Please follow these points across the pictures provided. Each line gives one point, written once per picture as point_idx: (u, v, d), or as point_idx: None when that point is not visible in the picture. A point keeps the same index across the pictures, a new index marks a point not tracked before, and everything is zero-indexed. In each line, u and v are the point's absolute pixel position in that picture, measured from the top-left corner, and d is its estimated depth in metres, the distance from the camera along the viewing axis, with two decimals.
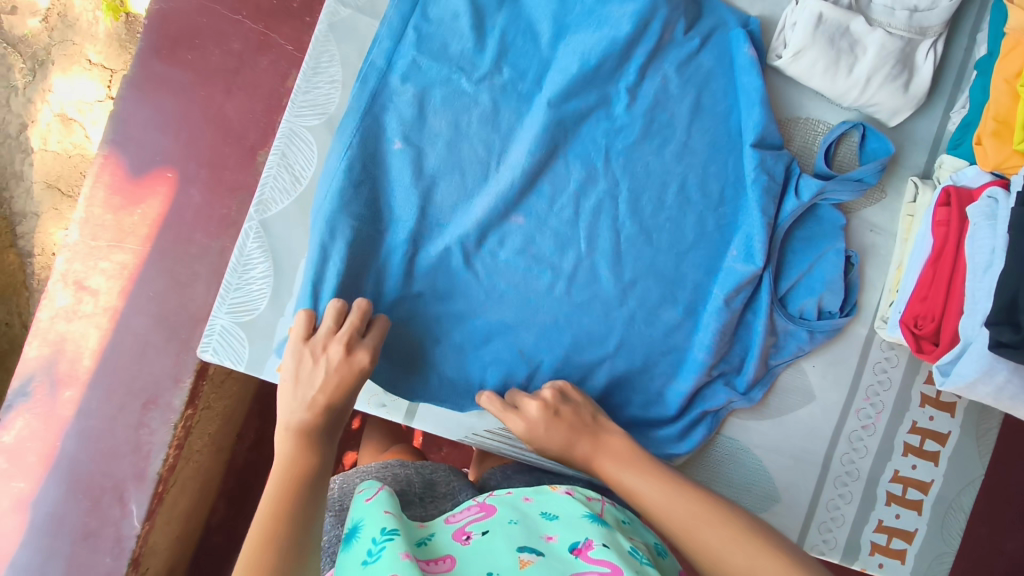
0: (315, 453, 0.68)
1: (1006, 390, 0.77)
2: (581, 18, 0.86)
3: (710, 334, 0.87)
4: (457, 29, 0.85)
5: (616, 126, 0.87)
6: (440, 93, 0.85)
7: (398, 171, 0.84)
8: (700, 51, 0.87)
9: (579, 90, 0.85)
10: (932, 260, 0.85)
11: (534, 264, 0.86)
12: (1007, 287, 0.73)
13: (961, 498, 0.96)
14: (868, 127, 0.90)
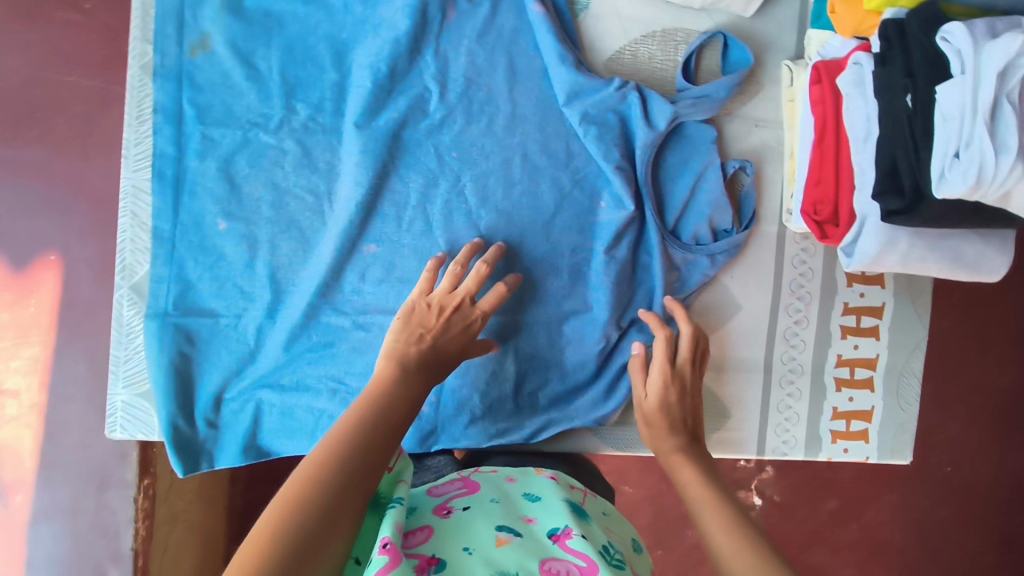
0: (410, 386, 0.67)
1: (913, 252, 0.76)
2: (356, 29, 0.83)
3: (605, 292, 0.85)
4: (233, 87, 0.80)
5: (436, 120, 0.83)
6: (243, 156, 0.80)
7: (232, 252, 0.80)
8: (497, 12, 0.85)
9: (417, 62, 0.83)
10: (816, 142, 0.83)
11: (402, 288, 0.83)
12: (885, 154, 0.72)
13: (911, 364, 0.96)
14: (729, 34, 0.88)
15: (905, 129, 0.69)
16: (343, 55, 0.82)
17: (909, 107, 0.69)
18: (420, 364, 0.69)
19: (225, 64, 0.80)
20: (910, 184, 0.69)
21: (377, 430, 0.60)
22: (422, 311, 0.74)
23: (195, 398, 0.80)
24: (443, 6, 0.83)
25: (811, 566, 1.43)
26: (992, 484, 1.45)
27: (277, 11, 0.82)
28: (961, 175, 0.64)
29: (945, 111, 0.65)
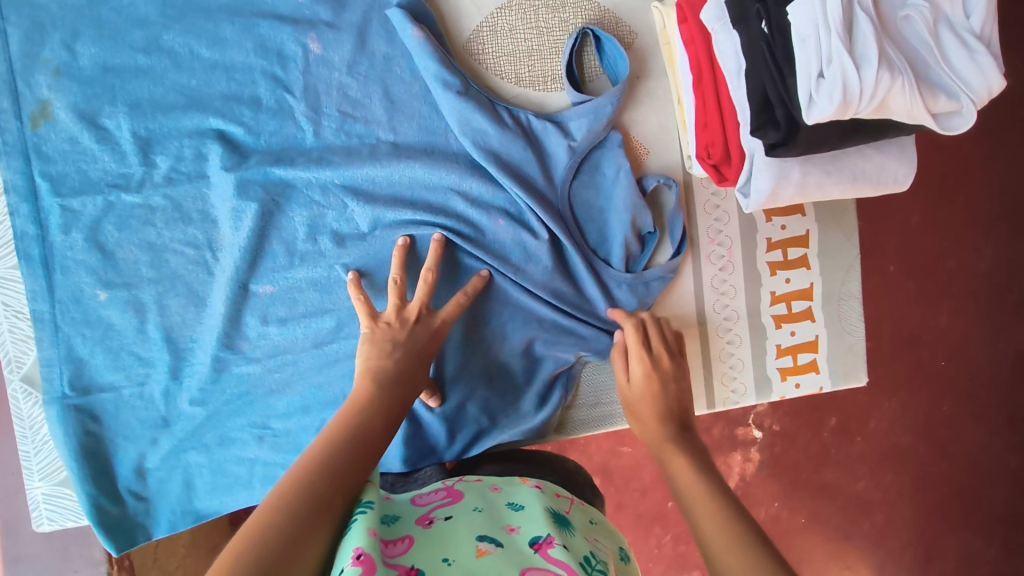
0: (385, 407, 0.67)
1: (809, 181, 0.72)
2: (206, 71, 0.78)
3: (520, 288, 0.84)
4: (85, 151, 0.76)
5: (315, 156, 0.80)
6: (109, 221, 0.77)
7: (119, 320, 0.77)
8: (368, 40, 0.81)
9: (283, 100, 0.79)
10: (695, 84, 0.78)
11: (308, 322, 0.81)
12: (756, 85, 0.66)
13: (848, 286, 0.93)
14: (599, 31, 0.84)
15: (766, 55, 0.65)
16: (197, 100, 0.78)
17: (766, 33, 0.64)
18: (394, 380, 0.70)
19: (72, 129, 0.76)
20: (783, 114, 0.65)
21: (351, 456, 0.60)
22: (381, 330, 0.74)
23: (116, 473, 0.79)
24: (302, 41, 0.79)
25: (824, 486, 1.43)
26: (986, 368, 1.43)
27: (113, 63, 0.76)
28: (829, 93, 0.60)
29: (800, 31, 0.61)
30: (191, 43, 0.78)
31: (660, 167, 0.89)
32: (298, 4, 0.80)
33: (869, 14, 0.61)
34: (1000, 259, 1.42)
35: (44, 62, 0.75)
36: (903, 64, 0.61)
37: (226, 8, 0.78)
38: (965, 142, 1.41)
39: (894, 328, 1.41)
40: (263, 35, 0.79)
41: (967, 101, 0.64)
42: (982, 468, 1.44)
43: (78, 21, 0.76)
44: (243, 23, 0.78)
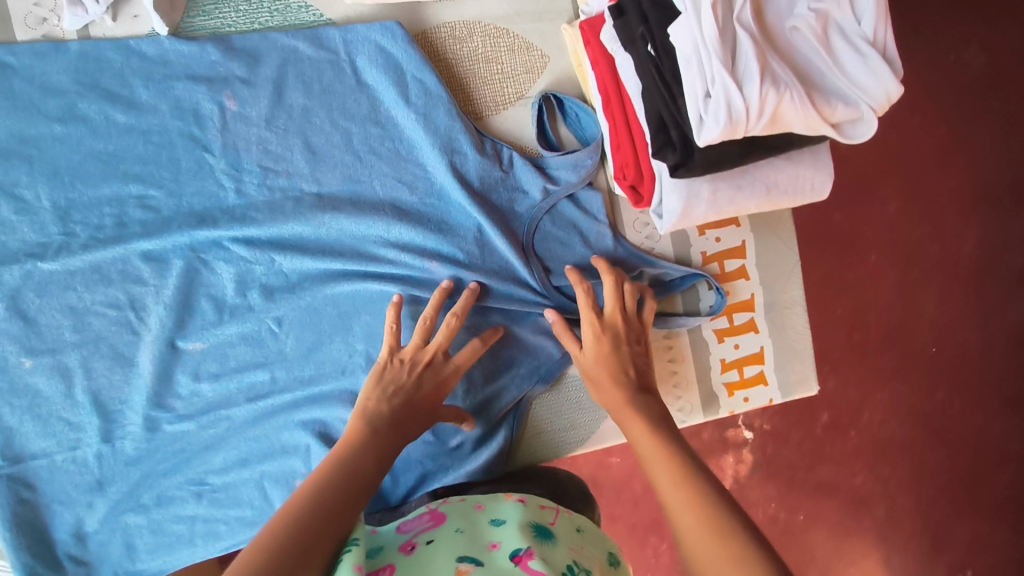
0: (377, 452, 0.66)
1: (721, 196, 0.70)
2: (122, 137, 0.77)
3: (462, 329, 0.84)
4: (3, 223, 0.75)
5: (238, 213, 0.79)
6: (31, 289, 0.76)
7: (46, 387, 0.77)
8: (285, 92, 0.80)
9: (203, 160, 0.78)
10: (605, 105, 0.77)
11: (241, 377, 0.80)
12: (651, 107, 0.65)
13: (790, 293, 0.92)
14: (577, 101, 0.84)
15: (656, 77, 0.63)
16: (114, 166, 0.77)
17: (653, 55, 0.63)
18: (390, 426, 0.70)
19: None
20: (677, 134, 0.64)
21: (336, 499, 0.59)
22: (393, 368, 0.74)
23: (54, 538, 0.78)
24: (217, 99, 0.78)
25: (820, 484, 1.35)
26: (974, 351, 1.39)
27: (30, 133, 0.75)
28: (716, 116, 0.59)
29: (683, 52, 0.60)
30: (106, 109, 0.76)
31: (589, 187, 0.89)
32: (212, 61, 0.78)
33: (752, 31, 0.59)
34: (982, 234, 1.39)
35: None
36: (792, 77, 0.60)
37: (139, 71, 0.77)
38: (937, 121, 1.37)
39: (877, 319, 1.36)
40: (179, 97, 0.78)
41: (867, 109, 0.63)
42: (980, 451, 1.39)
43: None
44: (158, 86, 0.77)
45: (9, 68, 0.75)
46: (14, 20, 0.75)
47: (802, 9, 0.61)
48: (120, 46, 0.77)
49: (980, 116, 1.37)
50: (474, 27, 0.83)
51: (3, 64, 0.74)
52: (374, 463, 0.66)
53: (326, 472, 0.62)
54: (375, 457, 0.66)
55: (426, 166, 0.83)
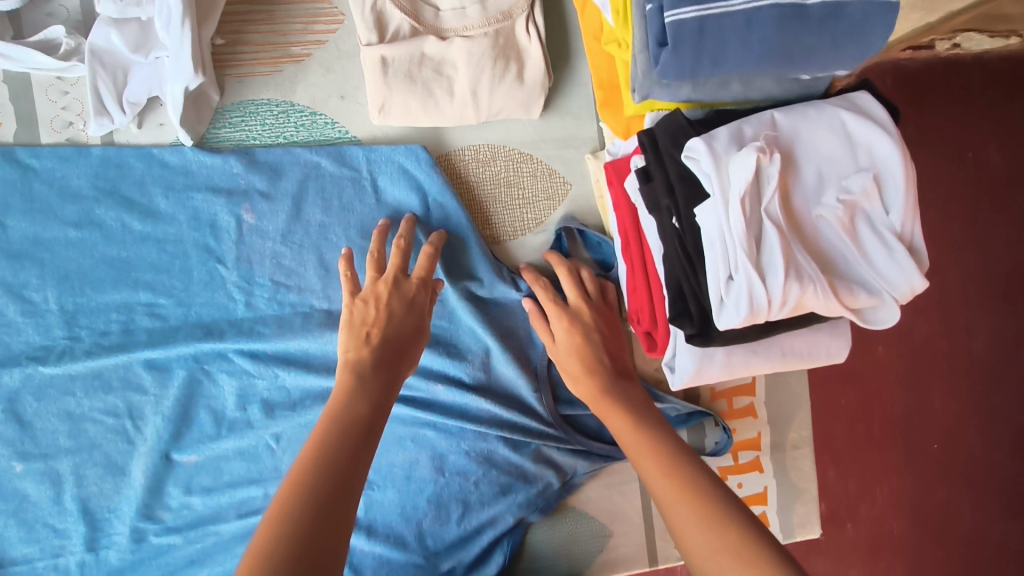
0: (372, 396, 0.63)
1: (734, 359, 0.69)
2: (136, 245, 0.76)
3: (463, 455, 0.82)
4: (9, 323, 0.74)
5: (246, 327, 0.78)
6: (29, 393, 0.75)
7: (35, 492, 0.76)
8: (303, 207, 0.79)
9: (215, 271, 0.77)
10: (624, 248, 0.76)
11: (233, 492, 0.78)
12: (672, 275, 0.65)
13: (798, 434, 0.90)
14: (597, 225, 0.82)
15: (678, 249, 0.63)
16: (126, 274, 0.76)
17: (677, 228, 0.62)
18: (375, 367, 0.66)
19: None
20: (696, 309, 0.62)
21: (342, 449, 0.56)
22: (359, 308, 0.71)
23: None
24: (235, 211, 0.77)
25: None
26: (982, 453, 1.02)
27: (44, 236, 0.74)
28: (736, 303, 0.58)
29: (708, 234, 0.59)
30: (123, 216, 0.75)
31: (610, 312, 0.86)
32: (233, 173, 0.77)
33: (779, 220, 0.57)
34: (990, 353, 1.01)
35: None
36: (816, 267, 0.58)
37: (160, 180, 0.76)
38: (950, 220, 1.02)
39: (879, 412, 1.06)
40: (197, 208, 0.77)
41: (889, 298, 0.61)
42: None
43: (6, 195, 0.73)
44: (177, 196, 0.76)
45: (31, 170, 0.74)
46: (39, 122, 0.75)
47: (830, 197, 0.60)
48: (144, 154, 0.76)
49: (1014, 224, 1.01)
50: (499, 152, 0.83)
51: (26, 166, 0.74)
52: (373, 403, 0.62)
53: (325, 423, 0.59)
54: (373, 397, 0.63)
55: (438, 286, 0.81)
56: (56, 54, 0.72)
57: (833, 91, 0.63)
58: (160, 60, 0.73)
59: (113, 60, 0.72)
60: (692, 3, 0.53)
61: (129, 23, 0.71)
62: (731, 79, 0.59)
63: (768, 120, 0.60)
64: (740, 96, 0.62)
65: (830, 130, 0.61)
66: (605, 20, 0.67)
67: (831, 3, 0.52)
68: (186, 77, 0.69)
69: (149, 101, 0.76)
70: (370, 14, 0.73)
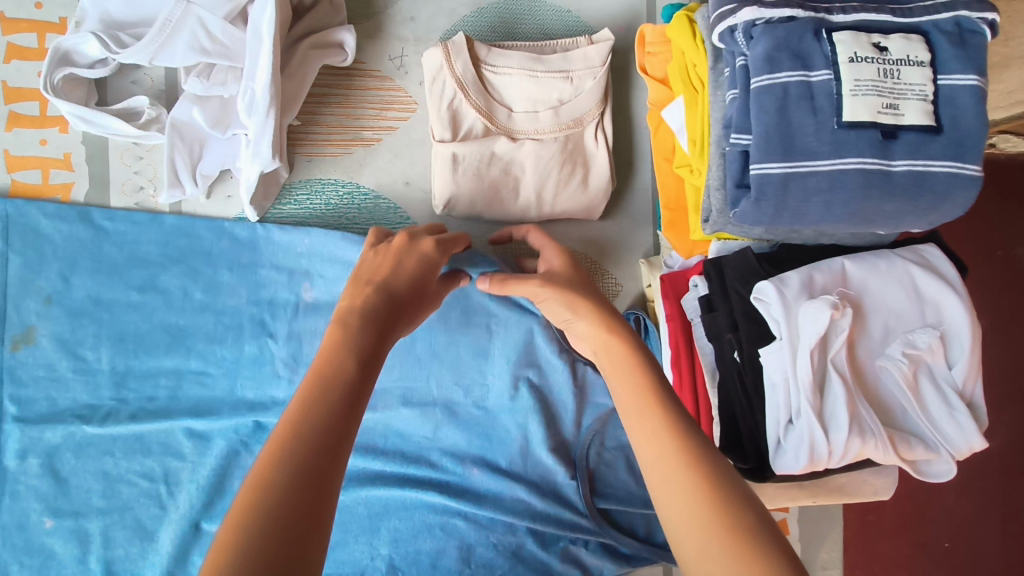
0: (359, 346, 0.49)
1: (777, 490, 0.69)
2: (195, 317, 0.76)
3: (492, 548, 0.78)
4: (61, 378, 0.74)
5: (290, 399, 0.77)
6: (69, 449, 0.73)
7: (61, 550, 0.72)
8: None
9: (265, 347, 0.77)
10: (675, 360, 0.75)
11: None
12: (725, 407, 0.65)
13: (829, 556, 0.89)
14: (650, 326, 0.82)
15: (738, 383, 0.63)
16: (181, 342, 0.76)
17: (738, 362, 0.63)
18: (367, 316, 0.53)
19: (53, 353, 0.74)
20: (751, 447, 0.62)
21: (330, 410, 0.43)
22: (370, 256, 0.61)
23: None
24: (295, 290, 0.78)
25: None
26: None
27: (105, 296, 0.75)
28: (795, 449, 0.58)
29: (771, 376, 0.59)
30: (187, 285, 0.76)
31: None
32: (297, 253, 0.78)
33: (844, 371, 0.57)
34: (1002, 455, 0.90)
35: (37, 289, 0.73)
36: (877, 420, 0.58)
37: (227, 254, 0.77)
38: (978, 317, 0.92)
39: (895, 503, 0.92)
40: (260, 282, 0.78)
41: (945, 452, 0.60)
42: None
43: (75, 256, 0.74)
44: (242, 270, 0.77)
45: (103, 232, 0.75)
46: (113, 187, 0.76)
47: (895, 350, 0.60)
48: (216, 227, 0.77)
49: None
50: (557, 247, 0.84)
51: (100, 227, 0.75)
52: (348, 376, 0.46)
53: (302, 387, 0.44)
54: (354, 365, 0.47)
55: (487, 375, 0.82)
56: (135, 123, 0.73)
57: (902, 242, 0.63)
58: (236, 137, 0.75)
59: (191, 133, 0.74)
60: (779, 158, 0.54)
61: (212, 99, 0.73)
62: (804, 229, 0.60)
63: (839, 268, 0.61)
64: (810, 240, 0.63)
65: (900, 285, 0.61)
66: (679, 144, 0.69)
67: (915, 171, 0.54)
68: (264, 160, 0.70)
69: (220, 172, 0.78)
70: (445, 113, 0.75)
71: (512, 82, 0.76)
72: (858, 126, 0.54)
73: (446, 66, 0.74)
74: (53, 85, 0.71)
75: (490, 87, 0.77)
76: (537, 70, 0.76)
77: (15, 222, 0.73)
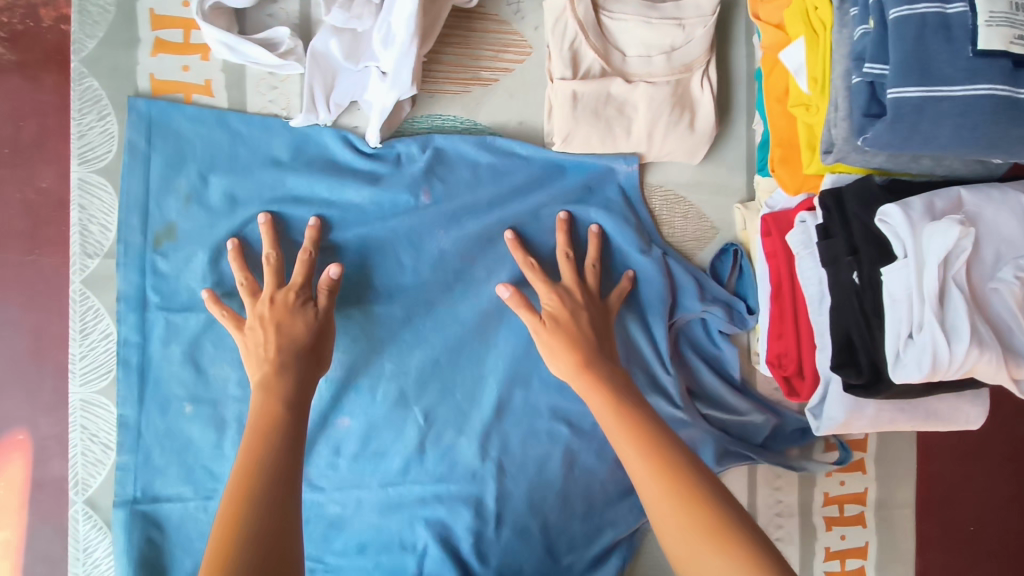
0: (285, 396, 0.68)
1: (883, 415, 0.73)
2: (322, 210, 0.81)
3: (596, 456, 0.85)
4: (195, 271, 0.79)
5: (409, 290, 0.82)
6: (208, 339, 0.79)
7: (198, 435, 0.79)
8: (478, 188, 0.84)
9: (388, 239, 0.82)
10: (774, 294, 0.81)
11: (376, 461, 0.82)
12: (839, 327, 0.69)
13: (900, 494, 0.93)
14: (744, 258, 0.88)
15: (855, 303, 0.67)
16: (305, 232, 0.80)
17: (856, 282, 0.67)
18: (285, 366, 0.70)
19: (194, 244, 0.78)
20: (866, 362, 0.67)
21: (273, 469, 0.59)
22: (253, 327, 0.72)
23: None
24: (414, 193, 0.82)
25: None
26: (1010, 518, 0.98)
27: (240, 194, 0.79)
28: (916, 360, 0.62)
29: (891, 291, 0.63)
30: (313, 183, 0.80)
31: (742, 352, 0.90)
32: (411, 155, 0.82)
33: (963, 288, 0.61)
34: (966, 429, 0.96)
35: (177, 189, 0.78)
36: (991, 336, 0.61)
37: (347, 159, 0.81)
38: None
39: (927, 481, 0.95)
40: (382, 185, 0.81)
41: None
42: None
43: (213, 156, 0.79)
44: (370, 179, 0.81)
45: (238, 135, 0.79)
46: (250, 92, 0.80)
47: (1008, 273, 0.63)
48: (341, 136, 0.81)
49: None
50: (656, 191, 0.89)
51: (233, 130, 0.79)
52: (280, 437, 0.63)
53: (250, 453, 0.61)
54: (280, 428, 0.64)
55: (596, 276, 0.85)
56: (276, 52, 0.77)
57: (1011, 177, 0.68)
58: (365, 70, 0.79)
59: (326, 63, 0.77)
60: (918, 82, 0.58)
61: (347, 31, 0.77)
62: (923, 155, 0.64)
63: (956, 195, 0.65)
64: (926, 170, 0.67)
65: (1013, 213, 0.65)
66: (796, 84, 0.73)
67: None
68: (403, 87, 0.75)
69: (349, 104, 0.82)
70: (566, 52, 0.79)
71: (626, 27, 0.81)
72: (992, 54, 0.57)
73: (569, 8, 0.78)
74: (203, 11, 0.75)
75: (607, 32, 0.81)
76: (652, 16, 0.80)
77: (159, 125, 0.78)
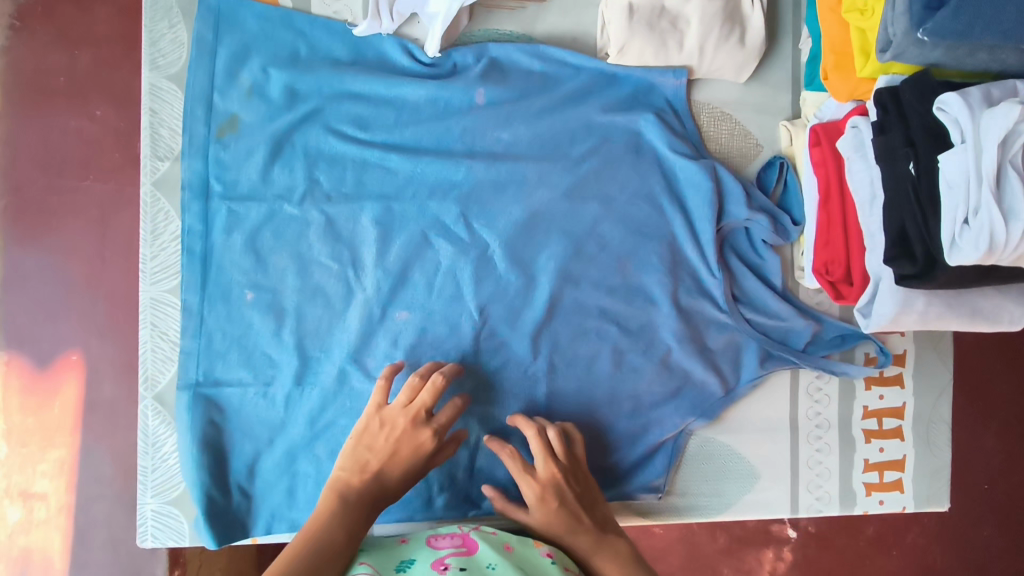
0: (350, 524, 0.64)
1: (930, 312, 0.75)
2: (379, 108, 0.84)
3: (644, 358, 0.88)
4: (256, 163, 0.82)
5: (463, 189, 0.85)
6: (268, 230, 0.82)
7: (259, 322, 0.82)
8: (530, 95, 0.86)
9: (444, 140, 0.85)
10: (822, 203, 0.84)
11: (432, 355, 0.84)
12: (893, 221, 0.72)
13: (938, 409, 0.96)
14: (790, 175, 0.91)
15: (911, 193, 0.70)
16: (364, 131, 0.84)
17: (913, 172, 0.69)
18: (362, 500, 0.68)
19: (256, 135, 0.82)
20: (921, 252, 0.70)
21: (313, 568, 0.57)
22: (372, 430, 0.74)
23: (230, 466, 0.82)
24: (470, 94, 0.85)
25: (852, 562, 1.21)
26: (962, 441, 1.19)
27: (300, 87, 0.82)
28: (973, 240, 0.63)
29: (949, 178, 0.65)
30: (373, 83, 0.83)
31: (785, 269, 0.93)
32: (465, 62, 0.86)
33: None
34: None
35: (240, 81, 0.81)
36: None
37: (406, 62, 0.85)
38: None
39: None
40: (439, 89, 0.84)
41: None
42: None
43: (275, 50, 0.82)
44: (429, 83, 0.84)
45: (303, 35, 0.83)
46: None
47: None
48: (401, 45, 0.85)
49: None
50: (703, 107, 0.91)
51: (300, 31, 0.83)
52: (326, 537, 0.62)
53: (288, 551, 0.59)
54: (325, 532, 0.62)
55: (645, 180, 0.88)
56: None
57: None
58: None
59: None
60: None
61: None
62: (981, 48, 0.66)
63: (1011, 87, 0.66)
64: (980, 65, 0.69)
65: None
66: None
67: None
68: None
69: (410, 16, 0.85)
70: None
71: None
72: None
73: None
74: None
75: None
76: None
77: (226, 19, 0.82)
